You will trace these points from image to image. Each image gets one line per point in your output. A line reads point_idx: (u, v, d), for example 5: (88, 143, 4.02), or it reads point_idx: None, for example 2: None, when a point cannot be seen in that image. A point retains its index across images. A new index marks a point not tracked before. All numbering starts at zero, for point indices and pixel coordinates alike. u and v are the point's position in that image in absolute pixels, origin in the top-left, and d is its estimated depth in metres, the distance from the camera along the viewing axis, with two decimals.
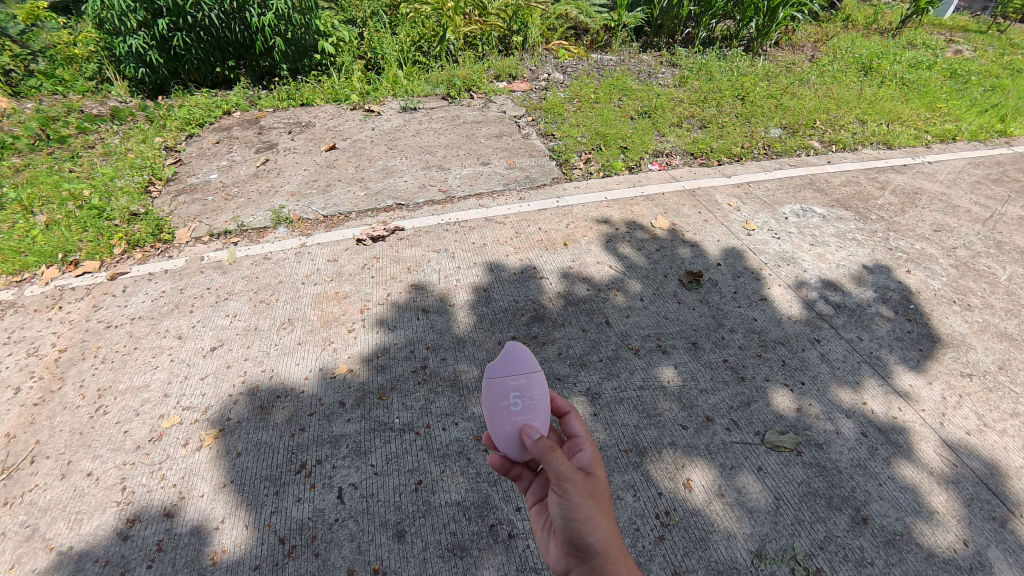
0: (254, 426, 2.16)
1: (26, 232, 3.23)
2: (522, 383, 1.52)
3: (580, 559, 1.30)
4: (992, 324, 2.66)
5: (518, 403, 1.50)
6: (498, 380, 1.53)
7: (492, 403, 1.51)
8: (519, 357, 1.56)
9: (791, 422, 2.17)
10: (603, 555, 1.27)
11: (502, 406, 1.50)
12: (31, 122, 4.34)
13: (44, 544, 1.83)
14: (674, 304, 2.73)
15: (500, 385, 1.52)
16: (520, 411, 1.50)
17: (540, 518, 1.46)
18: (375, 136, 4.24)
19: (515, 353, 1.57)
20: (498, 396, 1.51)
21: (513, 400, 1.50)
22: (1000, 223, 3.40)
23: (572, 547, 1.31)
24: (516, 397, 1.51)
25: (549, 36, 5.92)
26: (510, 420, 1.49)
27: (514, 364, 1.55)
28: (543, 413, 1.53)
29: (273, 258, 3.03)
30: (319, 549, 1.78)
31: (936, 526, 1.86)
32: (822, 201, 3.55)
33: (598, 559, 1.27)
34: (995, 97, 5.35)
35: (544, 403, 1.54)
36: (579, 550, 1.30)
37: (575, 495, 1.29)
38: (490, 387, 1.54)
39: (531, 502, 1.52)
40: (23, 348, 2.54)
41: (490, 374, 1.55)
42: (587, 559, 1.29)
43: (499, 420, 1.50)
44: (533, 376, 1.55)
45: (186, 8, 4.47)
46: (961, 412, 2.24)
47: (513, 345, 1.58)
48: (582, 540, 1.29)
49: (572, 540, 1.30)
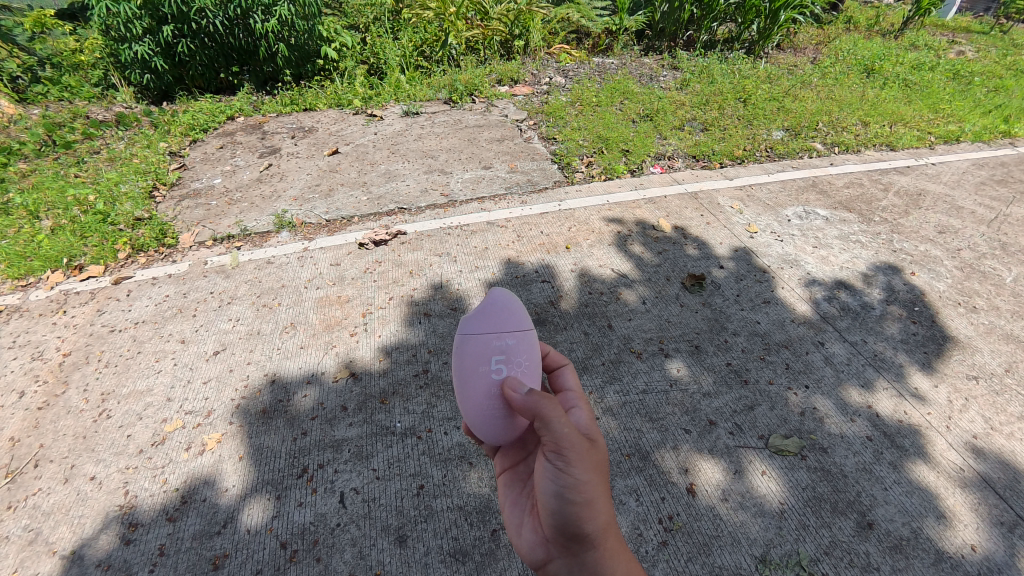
0: (257, 430, 2.16)
1: (32, 237, 3.26)
2: (512, 343, 1.53)
3: (565, 546, 1.37)
4: (998, 326, 2.64)
5: (522, 361, 1.53)
6: (478, 331, 1.53)
7: (470, 358, 1.52)
8: (490, 306, 1.57)
9: (795, 425, 2.16)
10: (593, 542, 1.34)
11: (482, 361, 1.51)
12: (38, 129, 4.38)
13: (46, 548, 1.83)
14: (676, 308, 2.72)
15: (482, 342, 1.52)
16: (519, 371, 1.51)
17: (515, 494, 1.58)
18: (377, 140, 4.26)
19: (509, 302, 1.60)
20: (482, 351, 1.51)
21: (495, 365, 1.50)
22: (1005, 224, 3.38)
23: (556, 532, 1.38)
24: (500, 360, 1.51)
25: (551, 40, 5.99)
26: (484, 377, 1.50)
27: (506, 317, 1.56)
28: (538, 368, 1.59)
29: (276, 263, 3.04)
30: (321, 554, 1.77)
31: (944, 531, 1.84)
32: (825, 203, 3.54)
33: (586, 548, 1.35)
34: (999, 98, 5.33)
35: (536, 356, 1.59)
36: (565, 536, 1.37)
37: (576, 473, 1.35)
38: (470, 340, 1.53)
39: (507, 483, 1.61)
40: (28, 352, 2.55)
41: (475, 318, 1.55)
42: (574, 548, 1.36)
43: (475, 377, 1.51)
44: (531, 330, 1.60)
45: (191, 16, 4.51)
46: (968, 415, 2.22)
47: (495, 295, 1.59)
48: (567, 524, 1.36)
49: (559, 523, 1.37)
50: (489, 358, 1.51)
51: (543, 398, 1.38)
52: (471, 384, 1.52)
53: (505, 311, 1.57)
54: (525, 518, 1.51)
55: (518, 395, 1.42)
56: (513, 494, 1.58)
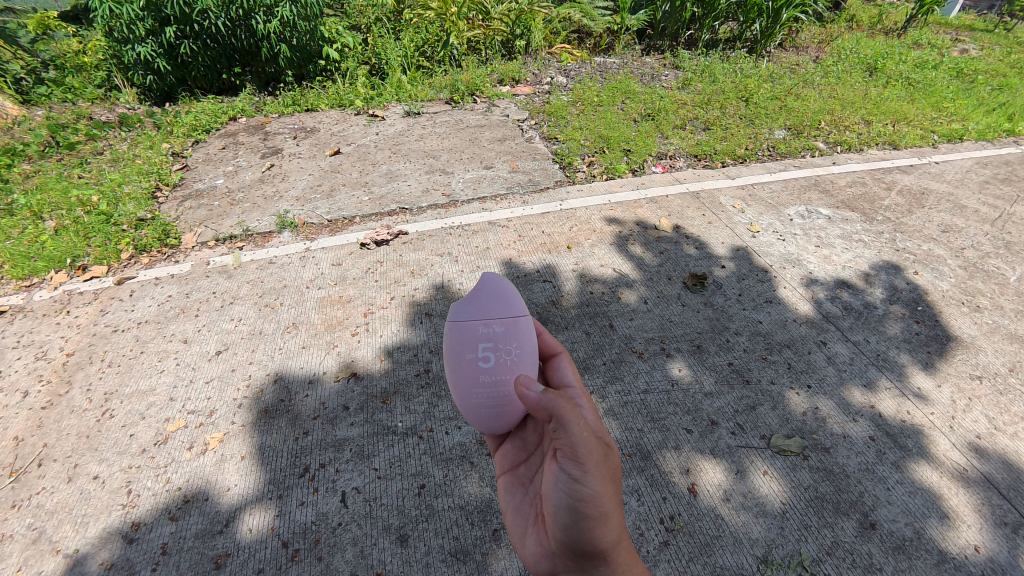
0: (259, 429, 2.17)
1: (35, 238, 3.28)
2: (501, 331, 1.54)
3: (575, 559, 1.39)
4: (1002, 325, 2.63)
5: (512, 349, 1.54)
6: (467, 319, 1.55)
7: (458, 344, 1.54)
8: (482, 291, 1.59)
9: (798, 426, 2.15)
10: (605, 555, 1.36)
11: (471, 347, 1.53)
12: (42, 130, 4.42)
13: (50, 548, 1.84)
14: (678, 308, 2.72)
15: (471, 329, 1.54)
16: (507, 360, 1.53)
17: (516, 499, 1.59)
18: (379, 141, 4.27)
19: (501, 289, 1.60)
20: (470, 337, 1.53)
21: (483, 352, 1.53)
22: (1009, 223, 3.36)
23: (565, 544, 1.40)
24: (487, 347, 1.53)
25: (553, 40, 5.99)
26: (471, 361, 1.53)
27: (497, 305, 1.57)
28: (531, 354, 1.59)
29: (278, 263, 3.05)
30: (322, 553, 1.78)
31: (947, 532, 1.83)
32: (827, 203, 3.52)
33: (598, 559, 1.37)
34: (1003, 96, 5.29)
35: (527, 343, 1.59)
36: (575, 549, 1.38)
37: (590, 483, 1.37)
38: (459, 324, 1.56)
39: (508, 488, 1.63)
40: (32, 352, 2.57)
41: (465, 307, 1.57)
42: (586, 561, 1.38)
43: (462, 363, 1.54)
44: (523, 317, 1.60)
45: (193, 17, 4.53)
46: (971, 416, 2.21)
47: (489, 281, 1.60)
48: (579, 538, 1.37)
49: (570, 537, 1.38)
50: (477, 345, 1.53)
51: (560, 398, 1.38)
52: (458, 369, 1.55)
53: (496, 299, 1.58)
54: (528, 526, 1.52)
55: (532, 390, 1.44)
56: (514, 500, 1.59)
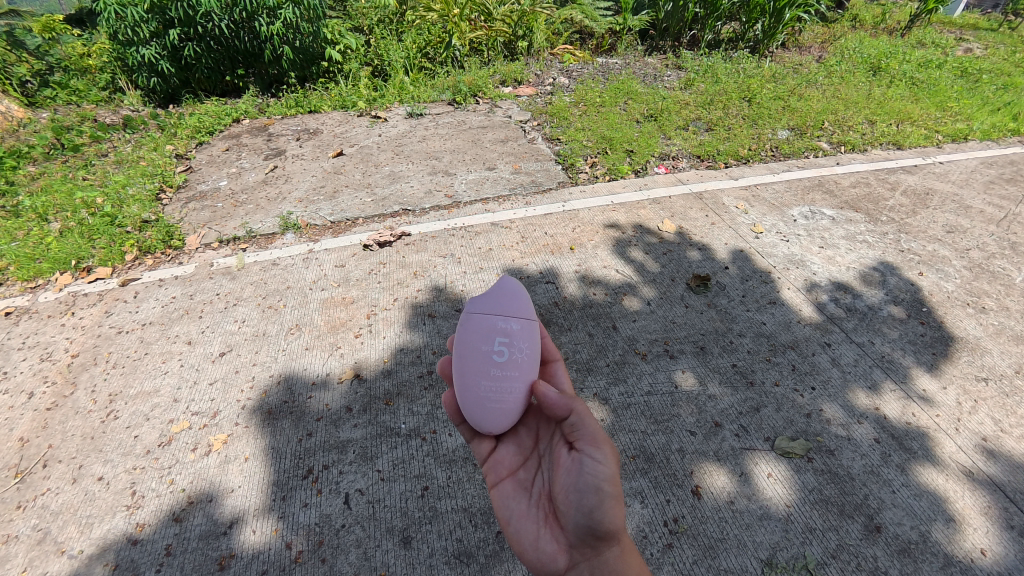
0: (263, 430, 2.17)
1: (41, 239, 3.30)
2: (517, 328, 1.55)
3: (590, 547, 1.44)
4: (1008, 326, 2.61)
5: (524, 347, 1.55)
6: (484, 312, 1.56)
7: (472, 334, 1.55)
8: (506, 287, 1.61)
9: (802, 427, 2.15)
10: (619, 539, 1.44)
11: (487, 339, 1.53)
12: (47, 132, 4.45)
13: (55, 548, 1.85)
14: (681, 309, 2.71)
15: (487, 322, 1.54)
16: (519, 356, 1.53)
17: (519, 504, 1.58)
18: (382, 142, 4.28)
19: (518, 288, 1.63)
20: (485, 329, 1.54)
21: (498, 346, 1.52)
22: (1015, 223, 3.34)
23: (583, 533, 1.44)
24: (503, 341, 1.53)
25: (554, 40, 5.99)
26: (484, 353, 1.53)
27: (514, 302, 1.59)
28: (538, 355, 1.60)
29: (282, 264, 3.06)
30: (326, 555, 1.78)
31: (953, 534, 1.82)
32: (831, 203, 3.51)
33: (613, 545, 1.43)
34: (1008, 95, 5.27)
35: (537, 344, 1.60)
36: (593, 537, 1.44)
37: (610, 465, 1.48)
38: (478, 315, 1.56)
39: (506, 493, 1.61)
40: (37, 353, 2.58)
41: (482, 301, 1.58)
42: (601, 547, 1.44)
43: (475, 354, 1.54)
44: (535, 319, 1.62)
45: (197, 19, 4.54)
46: (977, 417, 2.19)
47: (510, 282, 1.62)
48: (600, 522, 1.43)
49: (589, 522, 1.44)
50: (493, 337, 1.53)
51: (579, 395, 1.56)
52: (469, 359, 1.55)
53: (514, 297, 1.60)
54: (537, 529, 1.52)
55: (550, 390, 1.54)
56: (517, 504, 1.58)
